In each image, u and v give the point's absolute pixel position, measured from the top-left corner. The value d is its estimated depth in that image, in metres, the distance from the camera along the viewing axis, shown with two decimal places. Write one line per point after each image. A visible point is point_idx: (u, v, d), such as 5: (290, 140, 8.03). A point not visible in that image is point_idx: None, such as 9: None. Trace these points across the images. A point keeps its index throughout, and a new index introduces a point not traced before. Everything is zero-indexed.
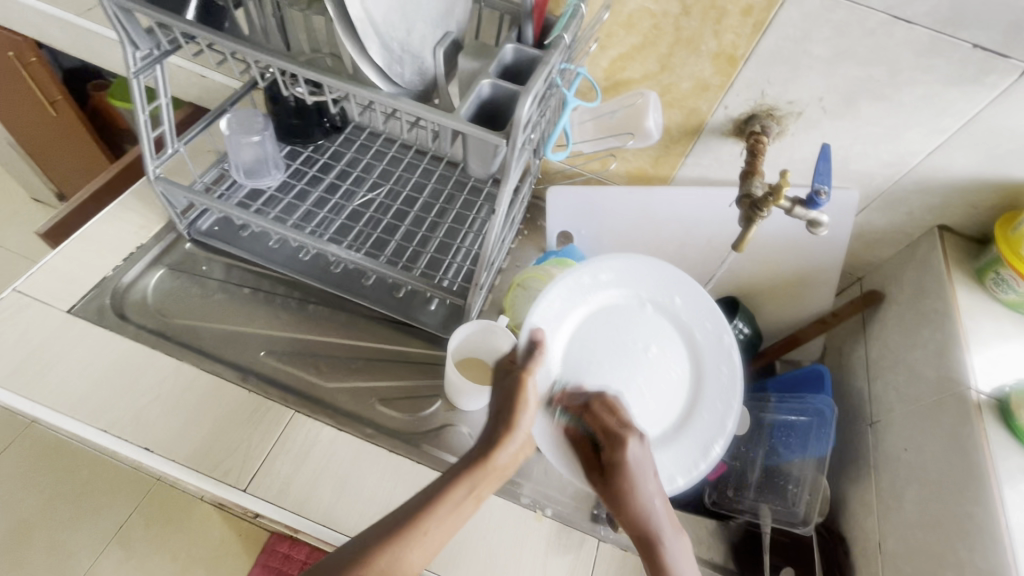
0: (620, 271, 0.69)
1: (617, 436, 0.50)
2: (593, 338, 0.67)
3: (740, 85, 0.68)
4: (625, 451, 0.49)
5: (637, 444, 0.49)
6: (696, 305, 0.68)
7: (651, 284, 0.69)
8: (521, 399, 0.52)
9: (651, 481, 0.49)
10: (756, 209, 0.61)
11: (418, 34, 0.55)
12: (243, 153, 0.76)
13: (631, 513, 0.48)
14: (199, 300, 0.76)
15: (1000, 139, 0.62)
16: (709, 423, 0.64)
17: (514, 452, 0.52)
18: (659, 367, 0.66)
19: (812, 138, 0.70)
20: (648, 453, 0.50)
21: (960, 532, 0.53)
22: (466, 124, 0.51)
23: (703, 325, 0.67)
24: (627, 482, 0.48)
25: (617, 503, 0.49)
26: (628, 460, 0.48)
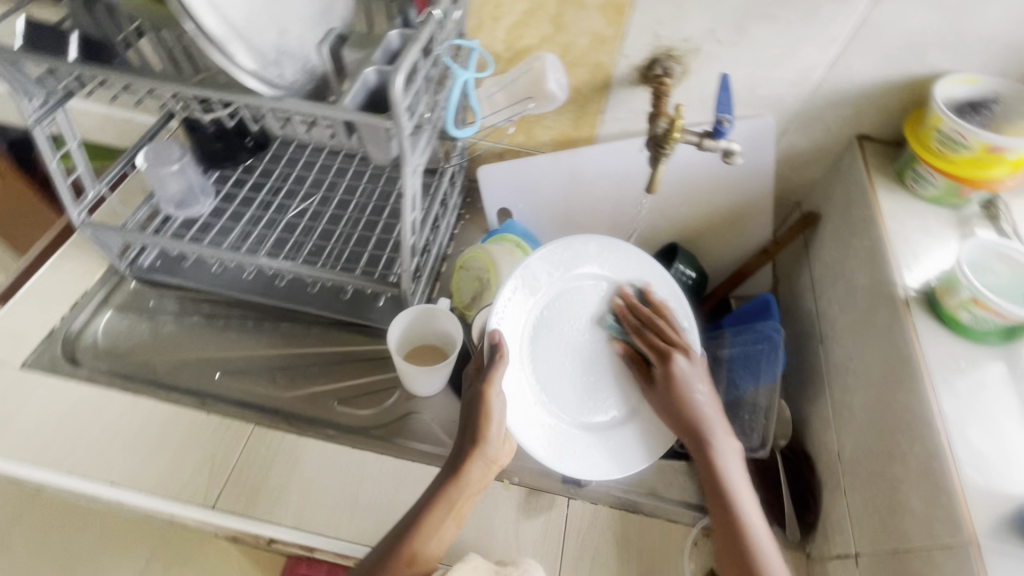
0: (570, 255, 0.65)
1: (666, 351, 0.63)
2: (552, 331, 0.66)
3: (634, 31, 0.68)
4: (672, 363, 0.62)
5: (683, 359, 0.62)
6: (649, 279, 0.67)
7: (604, 266, 0.67)
8: (485, 415, 0.57)
9: (702, 389, 0.61)
10: (660, 147, 0.62)
11: (294, 35, 0.56)
12: (168, 186, 0.77)
13: (685, 407, 0.60)
14: (151, 334, 0.77)
15: (892, 37, 0.62)
16: None
17: (481, 466, 0.57)
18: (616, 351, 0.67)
19: (715, 72, 0.71)
20: (699, 367, 0.63)
21: (902, 426, 0.54)
22: (352, 113, 0.53)
23: (661, 305, 0.66)
24: (676, 387, 0.61)
25: (675, 410, 0.61)
26: (677, 370, 0.62)
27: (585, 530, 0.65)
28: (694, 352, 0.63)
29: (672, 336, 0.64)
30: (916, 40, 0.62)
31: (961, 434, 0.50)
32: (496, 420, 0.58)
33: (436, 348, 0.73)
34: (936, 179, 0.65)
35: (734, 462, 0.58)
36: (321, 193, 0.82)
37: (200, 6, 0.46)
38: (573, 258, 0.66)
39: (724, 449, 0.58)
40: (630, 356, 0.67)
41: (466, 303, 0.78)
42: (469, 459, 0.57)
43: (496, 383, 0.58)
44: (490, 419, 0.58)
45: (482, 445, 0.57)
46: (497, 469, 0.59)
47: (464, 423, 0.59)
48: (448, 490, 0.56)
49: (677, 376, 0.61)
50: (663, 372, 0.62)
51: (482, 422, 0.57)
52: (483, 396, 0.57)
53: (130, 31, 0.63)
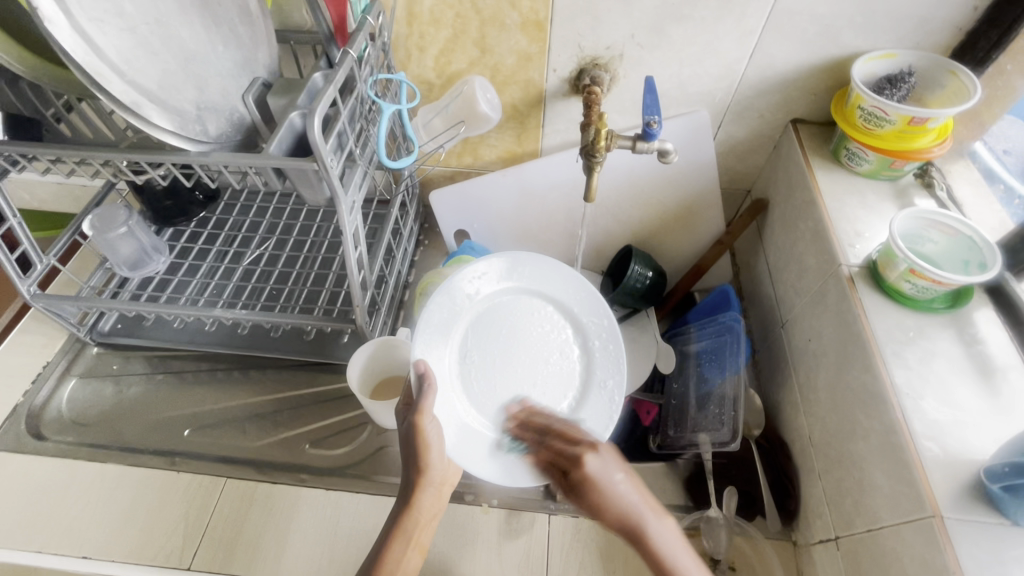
0: (482, 272, 0.66)
1: (575, 455, 0.53)
2: (481, 350, 0.65)
3: (557, 45, 0.70)
4: (584, 466, 0.51)
5: (593, 457, 0.52)
6: (566, 287, 0.67)
7: (524, 280, 0.67)
8: (423, 444, 0.56)
9: (625, 488, 0.51)
10: (591, 157, 0.63)
11: (216, 89, 0.56)
12: (119, 249, 0.76)
13: (608, 509, 0.50)
14: (116, 399, 0.76)
15: (804, 23, 0.64)
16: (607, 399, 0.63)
17: (432, 492, 0.57)
18: (546, 360, 0.65)
19: (643, 75, 0.72)
20: (613, 459, 0.52)
21: (861, 403, 0.54)
22: (278, 160, 0.53)
23: (580, 310, 0.67)
24: (593, 489, 0.50)
25: (596, 516, 0.51)
26: (589, 472, 0.51)
27: (568, 545, 0.64)
28: (600, 449, 0.53)
29: (578, 437, 0.56)
30: (828, 23, 0.64)
31: (918, 405, 0.50)
32: (434, 446, 0.57)
33: (397, 378, 0.73)
34: (868, 154, 0.66)
35: (674, 539, 0.50)
36: (274, 237, 0.83)
37: (107, 75, 0.47)
38: (485, 274, 0.66)
39: (655, 527, 0.50)
40: (535, 471, 0.59)
41: None
42: (415, 489, 0.56)
43: (429, 411, 0.56)
44: (428, 447, 0.56)
45: (426, 472, 0.56)
46: (445, 487, 0.60)
47: (404, 454, 0.58)
48: (403, 525, 0.55)
49: (589, 477, 0.51)
50: (575, 477, 0.52)
51: (423, 451, 0.56)
52: (418, 428, 0.56)
53: (60, 106, 0.65)
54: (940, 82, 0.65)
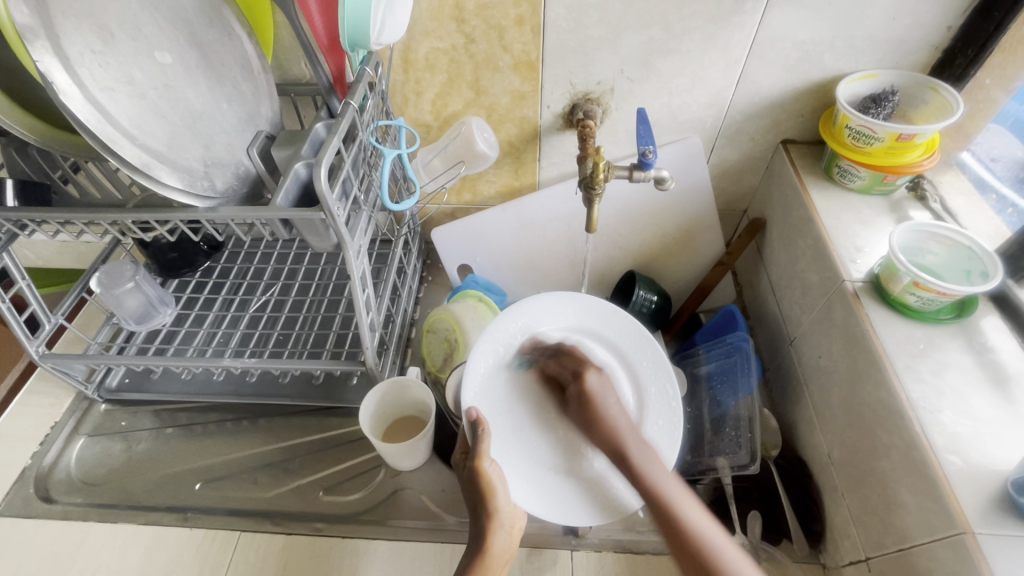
0: (524, 316, 0.64)
1: (578, 372, 0.61)
2: (530, 391, 0.65)
3: (549, 84, 0.72)
4: (585, 380, 0.60)
5: (594, 376, 0.61)
6: (613, 329, 0.64)
7: (572, 322, 0.65)
8: (487, 489, 0.56)
9: (615, 408, 0.58)
10: (591, 189, 0.64)
11: (221, 145, 0.58)
12: (126, 304, 0.77)
13: (602, 428, 0.57)
14: (126, 456, 0.75)
15: (787, 50, 0.66)
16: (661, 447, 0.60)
17: (504, 533, 0.56)
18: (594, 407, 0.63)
19: (634, 106, 0.74)
20: (606, 381, 0.61)
21: (878, 418, 0.54)
22: (284, 211, 0.54)
23: (632, 352, 0.63)
24: (592, 401, 0.59)
25: (590, 428, 0.58)
26: (588, 386, 0.60)
27: None
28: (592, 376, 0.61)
29: (580, 356, 0.63)
30: (808, 49, 0.66)
31: (935, 419, 0.50)
32: (500, 488, 0.57)
33: (408, 420, 0.72)
34: (860, 171, 0.67)
35: (682, 493, 0.52)
36: (280, 283, 0.83)
37: (119, 140, 0.48)
38: (528, 320, 0.64)
39: (639, 456, 0.55)
40: (542, 392, 0.65)
41: (438, 366, 0.77)
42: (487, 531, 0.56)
43: (488, 456, 0.57)
44: (495, 491, 0.57)
45: (494, 515, 0.56)
46: (517, 530, 0.58)
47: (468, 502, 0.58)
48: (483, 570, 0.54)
49: (588, 391, 0.60)
50: (576, 391, 0.60)
51: (489, 495, 0.56)
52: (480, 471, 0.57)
53: (68, 167, 0.66)
54: (923, 98, 0.67)
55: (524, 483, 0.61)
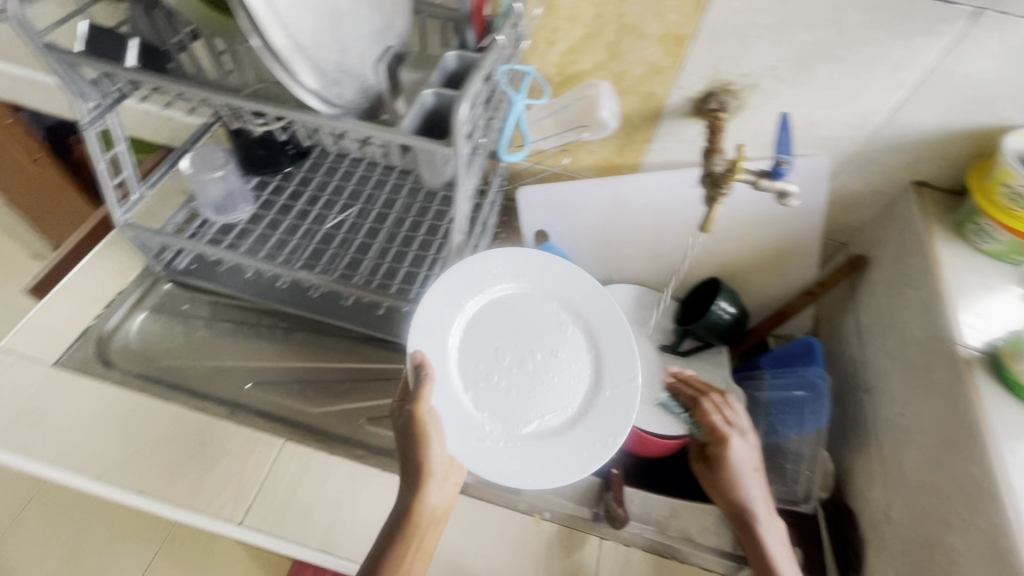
0: (508, 266, 0.67)
1: (720, 436, 0.64)
2: (489, 347, 0.64)
3: (691, 64, 0.67)
4: (728, 447, 0.63)
5: (739, 440, 0.63)
6: (581, 290, 0.66)
7: (532, 283, 0.67)
8: (422, 434, 0.56)
9: (750, 479, 0.62)
10: (717, 187, 0.60)
11: (355, 53, 0.55)
12: (209, 189, 0.78)
13: (728, 489, 0.62)
14: (184, 339, 0.77)
15: (962, 87, 0.60)
16: (617, 409, 0.61)
17: (438, 485, 0.58)
18: (547, 370, 0.64)
19: (773, 108, 0.69)
20: (751, 451, 0.63)
21: (963, 493, 0.51)
22: (409, 137, 0.52)
23: (593, 315, 0.66)
24: (726, 466, 0.62)
25: (717, 487, 0.63)
26: (731, 455, 0.62)
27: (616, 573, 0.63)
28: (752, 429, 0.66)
29: (720, 421, 0.65)
30: (987, 90, 0.60)
31: None
32: (434, 440, 0.56)
33: None
34: (1001, 235, 0.63)
35: (779, 543, 0.59)
36: (360, 204, 0.81)
37: (272, 25, 0.45)
38: (507, 269, 0.66)
39: (764, 524, 0.60)
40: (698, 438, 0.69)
41: None
42: (418, 484, 0.57)
43: (426, 399, 0.57)
44: (428, 435, 0.56)
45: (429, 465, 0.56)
46: (450, 486, 0.60)
47: (403, 449, 0.58)
48: (417, 530, 0.56)
49: (732, 455, 0.62)
50: (716, 453, 0.64)
51: (423, 442, 0.56)
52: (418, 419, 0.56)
53: (185, 36, 0.64)
54: None
55: (459, 438, 0.59)
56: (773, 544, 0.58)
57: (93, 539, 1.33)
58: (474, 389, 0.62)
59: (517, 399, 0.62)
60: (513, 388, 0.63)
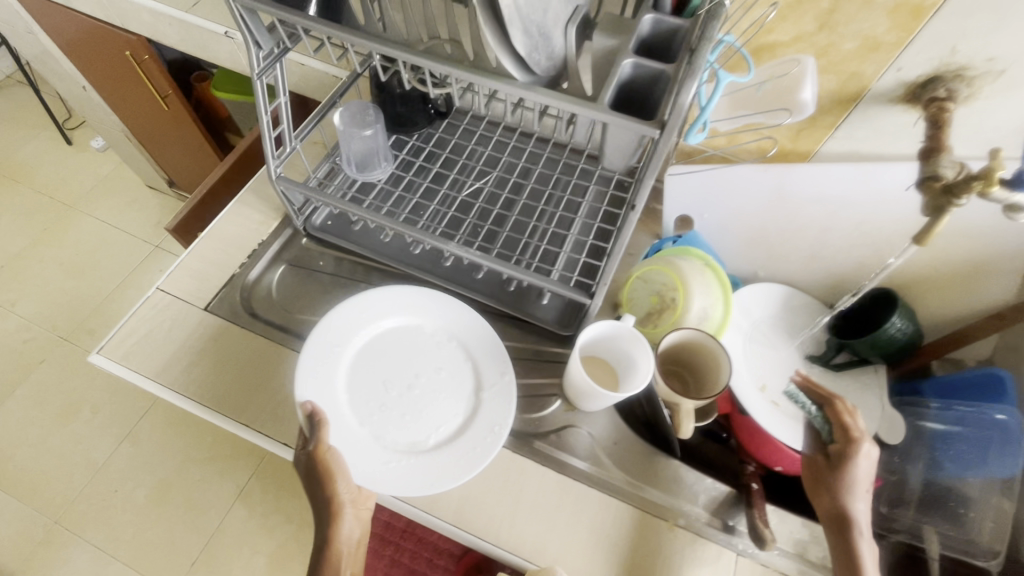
0: (372, 302, 0.69)
1: (848, 440, 0.57)
2: (359, 384, 0.65)
3: (922, 42, 0.56)
4: (852, 455, 0.57)
5: (866, 451, 0.57)
6: (443, 309, 0.69)
7: (426, 312, 0.70)
8: (328, 479, 0.59)
9: (862, 498, 0.56)
10: (951, 196, 0.51)
11: (553, 13, 0.50)
12: (354, 145, 0.75)
13: (836, 493, 0.56)
14: (320, 296, 0.77)
15: None
16: (496, 408, 0.64)
17: (351, 518, 0.62)
18: (425, 395, 0.65)
19: (1014, 101, 0.58)
20: (871, 466, 0.57)
21: None
22: (610, 114, 0.47)
23: (453, 327, 0.69)
24: (842, 473, 0.57)
25: (822, 487, 0.58)
26: (853, 463, 0.56)
27: None
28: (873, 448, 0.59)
29: (852, 427, 0.58)
30: None
31: None
32: (338, 479, 0.59)
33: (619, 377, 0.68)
34: None
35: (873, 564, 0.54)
36: (500, 172, 0.77)
37: None
38: (377, 300, 0.69)
39: (862, 540, 0.54)
40: (810, 435, 0.63)
41: (643, 318, 0.73)
42: (334, 520, 0.61)
43: (327, 445, 0.59)
44: (334, 477, 0.60)
45: (337, 505, 0.61)
46: (363, 515, 0.65)
47: (312, 484, 0.61)
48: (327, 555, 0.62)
49: (853, 464, 0.56)
50: (837, 456, 0.57)
51: (330, 485, 0.60)
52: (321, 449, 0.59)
53: None
54: None
55: (368, 462, 0.60)
56: (865, 562, 0.53)
57: (199, 455, 1.45)
58: (370, 422, 0.63)
59: (410, 422, 0.64)
60: (397, 410, 0.64)
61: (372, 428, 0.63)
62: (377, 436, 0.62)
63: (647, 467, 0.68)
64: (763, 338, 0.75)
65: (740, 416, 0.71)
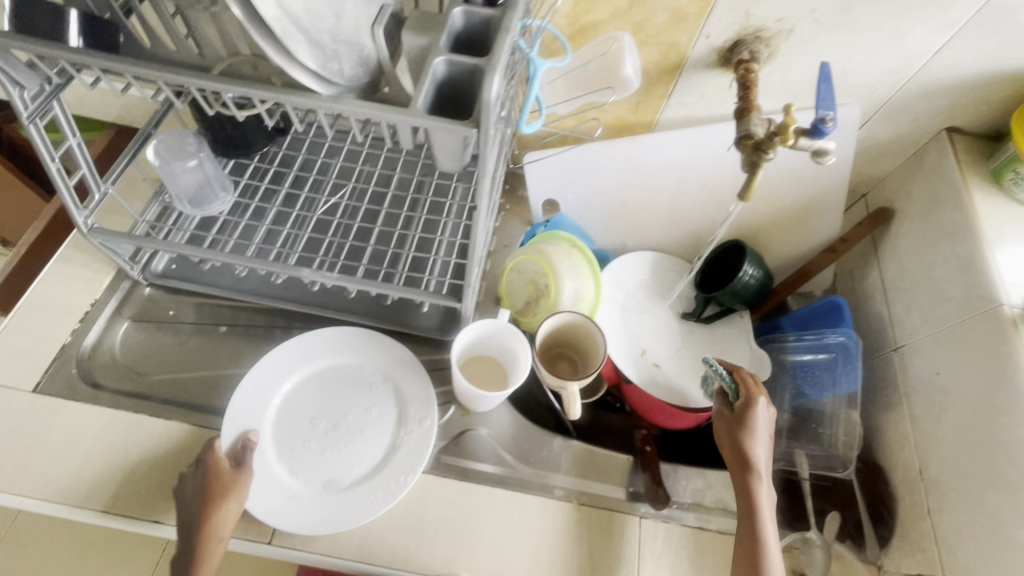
0: (311, 342, 0.70)
1: (750, 397, 0.61)
2: (285, 419, 0.66)
3: (722, 10, 0.60)
4: (755, 410, 0.61)
5: (764, 407, 0.61)
6: (380, 354, 0.71)
7: (360, 354, 0.70)
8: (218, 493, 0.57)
9: (762, 443, 0.60)
10: (760, 152, 0.55)
11: (350, 17, 0.46)
12: (182, 180, 0.67)
13: (741, 446, 0.60)
14: (176, 349, 0.70)
15: (1015, 25, 0.56)
16: (413, 451, 0.65)
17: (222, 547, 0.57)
18: (354, 431, 0.67)
19: (807, 56, 0.63)
20: (768, 420, 0.62)
21: (1007, 453, 0.52)
22: (424, 118, 0.45)
23: (387, 371, 0.70)
24: (746, 428, 0.60)
25: (728, 442, 0.61)
26: (755, 416, 0.60)
27: (659, 551, 0.63)
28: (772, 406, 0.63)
29: (755, 387, 0.62)
30: None
31: None
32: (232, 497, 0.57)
33: (503, 373, 0.68)
34: None
35: (769, 505, 0.58)
36: (355, 184, 0.73)
37: None
38: (314, 339, 0.70)
39: (761, 486, 0.59)
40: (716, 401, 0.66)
41: (522, 308, 0.73)
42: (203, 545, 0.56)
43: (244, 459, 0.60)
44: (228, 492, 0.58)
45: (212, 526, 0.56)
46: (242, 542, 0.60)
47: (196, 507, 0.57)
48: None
49: (755, 416, 0.60)
50: (740, 412, 0.61)
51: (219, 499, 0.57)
52: (216, 473, 0.58)
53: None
54: None
55: (269, 498, 0.61)
56: (763, 504, 0.58)
57: None
58: (289, 456, 0.64)
59: (329, 459, 0.65)
60: (319, 446, 0.65)
61: (288, 464, 0.64)
62: (289, 470, 0.63)
63: (547, 452, 0.70)
64: (637, 305, 0.79)
65: (626, 384, 0.73)
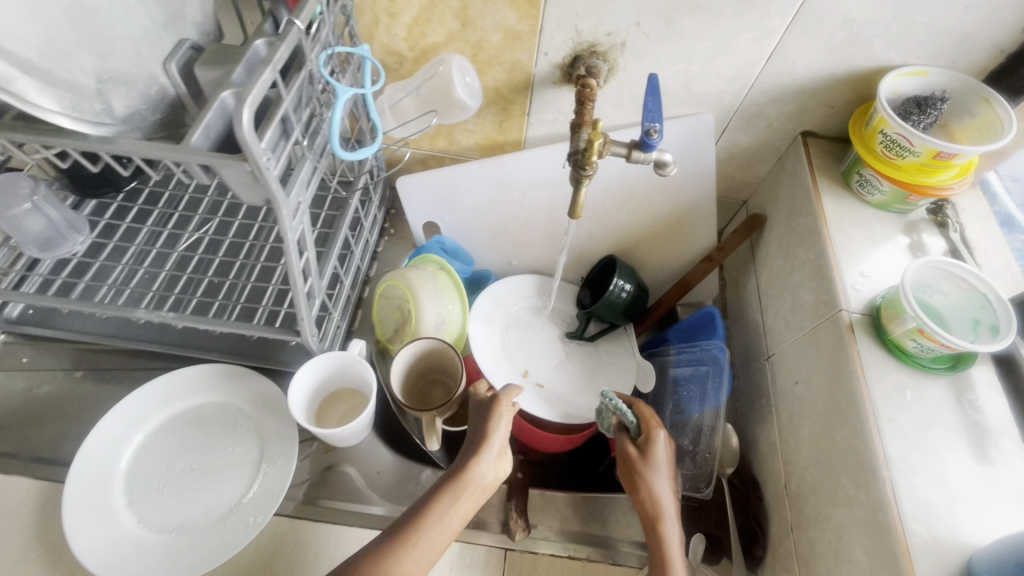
0: (171, 381, 0.66)
1: (649, 429, 0.56)
2: (138, 465, 0.63)
3: (550, 27, 0.59)
4: (655, 442, 0.56)
5: (665, 440, 0.56)
6: (246, 389, 0.67)
7: (223, 392, 0.67)
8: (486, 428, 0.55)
9: (666, 481, 0.55)
10: (580, 168, 0.54)
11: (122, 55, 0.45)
12: (25, 226, 0.65)
13: (645, 487, 0.54)
14: (27, 397, 0.68)
15: (834, 30, 0.56)
16: (269, 491, 0.61)
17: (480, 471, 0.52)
18: (212, 472, 0.63)
19: (646, 69, 0.63)
20: (668, 456, 0.56)
21: (846, 465, 0.50)
22: (198, 154, 0.43)
23: (252, 407, 0.67)
24: (647, 465, 0.55)
25: (631, 482, 0.55)
26: (657, 450, 0.55)
27: None
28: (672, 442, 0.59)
29: (652, 418, 0.57)
30: (859, 30, 0.55)
31: (907, 482, 0.46)
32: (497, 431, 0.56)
33: (361, 402, 0.66)
34: (883, 185, 0.59)
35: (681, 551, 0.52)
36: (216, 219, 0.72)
37: None
38: (174, 378, 0.66)
39: (671, 528, 0.52)
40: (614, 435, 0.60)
41: (391, 336, 0.71)
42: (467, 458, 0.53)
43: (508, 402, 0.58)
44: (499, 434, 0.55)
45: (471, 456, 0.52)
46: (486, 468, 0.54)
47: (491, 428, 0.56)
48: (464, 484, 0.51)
49: (656, 451, 0.55)
50: (640, 447, 0.56)
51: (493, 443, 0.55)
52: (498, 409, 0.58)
53: None
54: (970, 109, 0.58)
55: (108, 549, 0.57)
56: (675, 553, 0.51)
57: None
58: (140, 504, 0.60)
59: (181, 504, 0.61)
60: (173, 490, 0.62)
61: (138, 511, 0.60)
62: (137, 518, 0.59)
63: (414, 486, 0.68)
64: (519, 324, 0.77)
65: None
